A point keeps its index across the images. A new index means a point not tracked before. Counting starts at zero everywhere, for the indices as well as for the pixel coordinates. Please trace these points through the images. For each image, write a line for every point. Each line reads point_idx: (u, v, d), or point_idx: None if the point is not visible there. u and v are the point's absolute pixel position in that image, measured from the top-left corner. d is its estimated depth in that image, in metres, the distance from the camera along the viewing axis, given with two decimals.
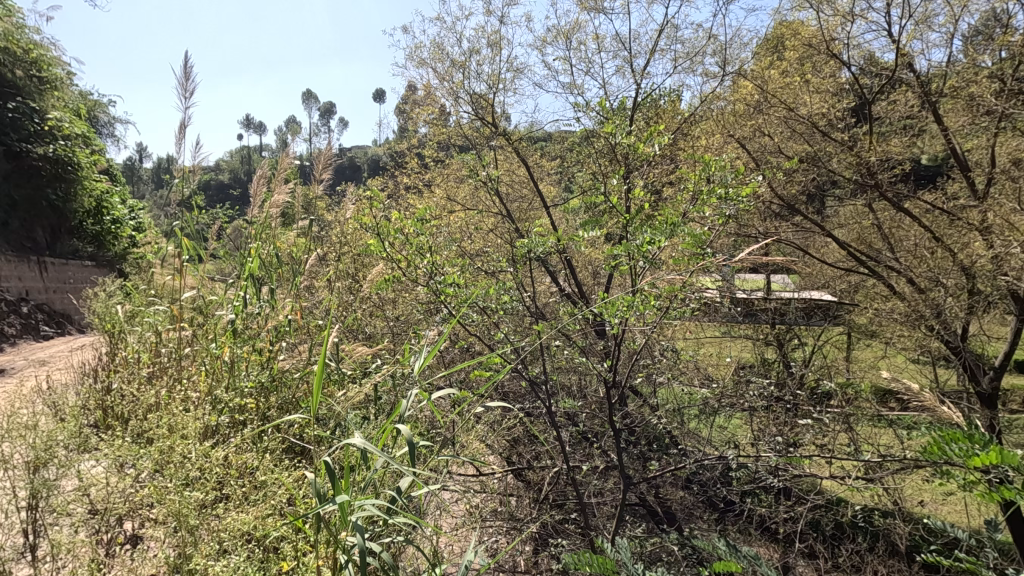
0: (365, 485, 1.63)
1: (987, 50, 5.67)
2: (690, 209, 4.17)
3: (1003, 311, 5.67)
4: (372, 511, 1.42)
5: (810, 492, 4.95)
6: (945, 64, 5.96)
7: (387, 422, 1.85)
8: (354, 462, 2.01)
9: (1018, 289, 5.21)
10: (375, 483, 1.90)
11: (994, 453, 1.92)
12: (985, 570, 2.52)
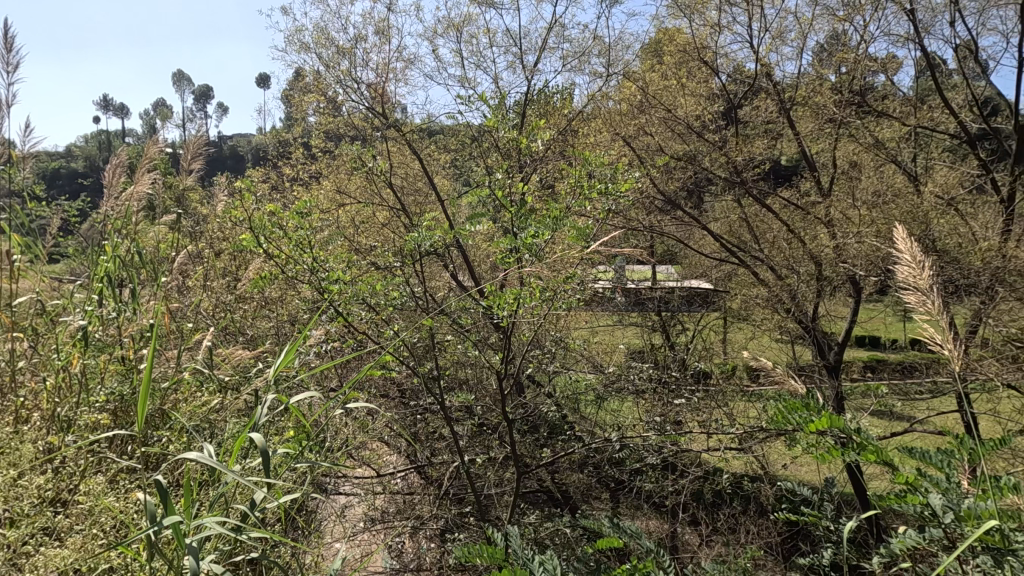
0: (214, 501, 1.48)
1: (828, 65, 6.44)
2: (575, 203, 4.31)
3: (843, 294, 6.49)
4: (213, 531, 1.28)
5: (690, 465, 5.38)
6: (797, 75, 6.68)
7: (240, 430, 1.69)
8: (208, 479, 1.82)
9: (854, 275, 6.01)
10: (234, 496, 1.75)
11: (824, 419, 2.20)
12: (822, 519, 2.87)
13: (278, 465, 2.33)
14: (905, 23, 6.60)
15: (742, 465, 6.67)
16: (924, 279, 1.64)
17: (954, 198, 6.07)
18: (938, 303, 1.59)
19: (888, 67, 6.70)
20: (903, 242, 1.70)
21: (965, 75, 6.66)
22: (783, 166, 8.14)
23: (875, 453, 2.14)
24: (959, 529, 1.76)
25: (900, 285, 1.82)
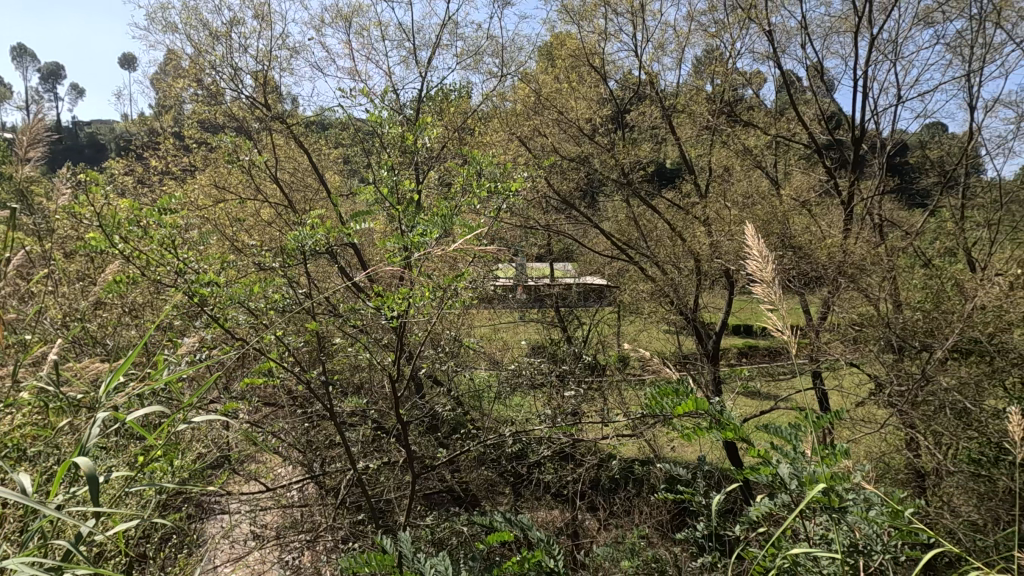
0: (33, 538, 1.30)
1: (702, 76, 6.98)
2: (466, 202, 4.29)
3: (717, 287, 7.08)
4: (24, 574, 1.11)
5: (586, 454, 5.60)
6: (676, 84, 7.17)
7: (67, 454, 1.48)
8: (36, 514, 1.58)
9: (726, 269, 6.59)
10: (65, 531, 1.54)
11: (691, 402, 2.39)
12: (697, 495, 3.12)
13: (105, 490, 2.05)
14: (765, 42, 7.31)
15: (634, 450, 7.09)
16: (770, 272, 1.82)
17: (806, 200, 6.84)
18: (780, 294, 1.78)
19: (752, 81, 7.41)
20: (753, 239, 1.86)
21: (814, 91, 7.54)
22: (666, 168, 8.72)
23: (733, 431, 2.37)
24: (801, 491, 1.99)
25: (752, 278, 2.01)
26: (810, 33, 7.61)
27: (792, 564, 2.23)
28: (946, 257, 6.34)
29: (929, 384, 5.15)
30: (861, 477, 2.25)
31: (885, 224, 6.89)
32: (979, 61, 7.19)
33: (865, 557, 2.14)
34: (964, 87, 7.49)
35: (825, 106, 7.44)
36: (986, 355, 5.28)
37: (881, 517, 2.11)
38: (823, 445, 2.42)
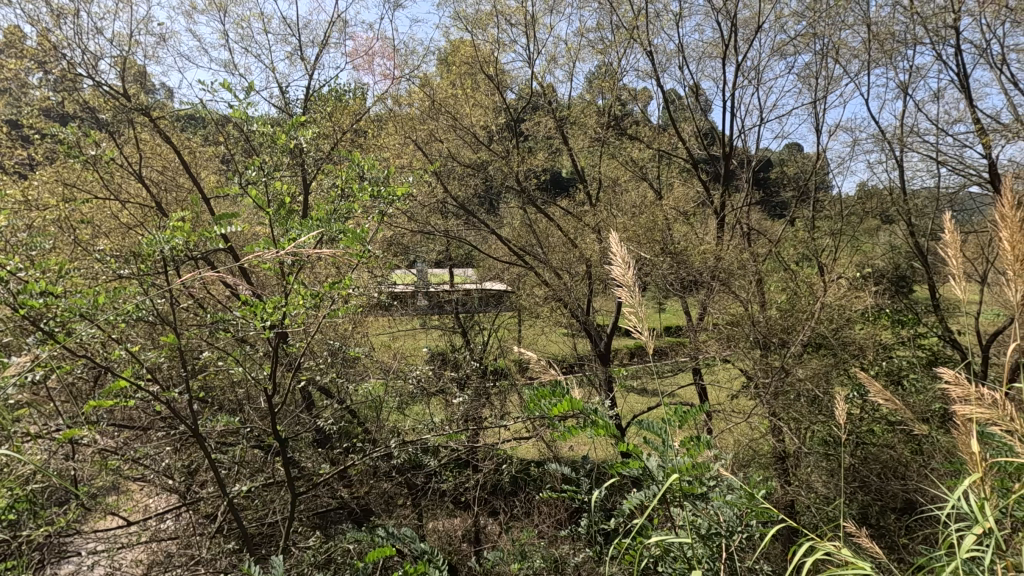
0: None
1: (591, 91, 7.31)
2: (348, 206, 4.08)
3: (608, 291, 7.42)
4: None
5: (484, 459, 5.61)
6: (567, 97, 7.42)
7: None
8: None
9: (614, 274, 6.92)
10: None
11: (565, 402, 2.51)
12: (582, 493, 3.23)
13: None
14: (646, 61, 7.79)
15: (533, 451, 7.22)
16: (631, 277, 1.93)
17: (684, 210, 7.38)
18: (640, 298, 1.90)
19: (637, 97, 7.87)
20: (618, 247, 1.95)
21: (690, 110, 8.16)
22: (560, 176, 9.00)
23: (603, 428, 2.51)
24: (664, 483, 2.16)
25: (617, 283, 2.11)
26: (686, 56, 8.24)
27: (663, 551, 2.41)
28: (800, 262, 7.14)
29: (785, 375, 5.75)
30: (721, 465, 2.48)
31: (751, 232, 7.63)
32: (822, 92, 8.19)
33: (723, 538, 2.36)
34: (811, 113, 8.51)
35: (700, 124, 8.08)
36: (830, 349, 6.00)
37: (737, 502, 2.34)
38: (688, 439, 2.64)
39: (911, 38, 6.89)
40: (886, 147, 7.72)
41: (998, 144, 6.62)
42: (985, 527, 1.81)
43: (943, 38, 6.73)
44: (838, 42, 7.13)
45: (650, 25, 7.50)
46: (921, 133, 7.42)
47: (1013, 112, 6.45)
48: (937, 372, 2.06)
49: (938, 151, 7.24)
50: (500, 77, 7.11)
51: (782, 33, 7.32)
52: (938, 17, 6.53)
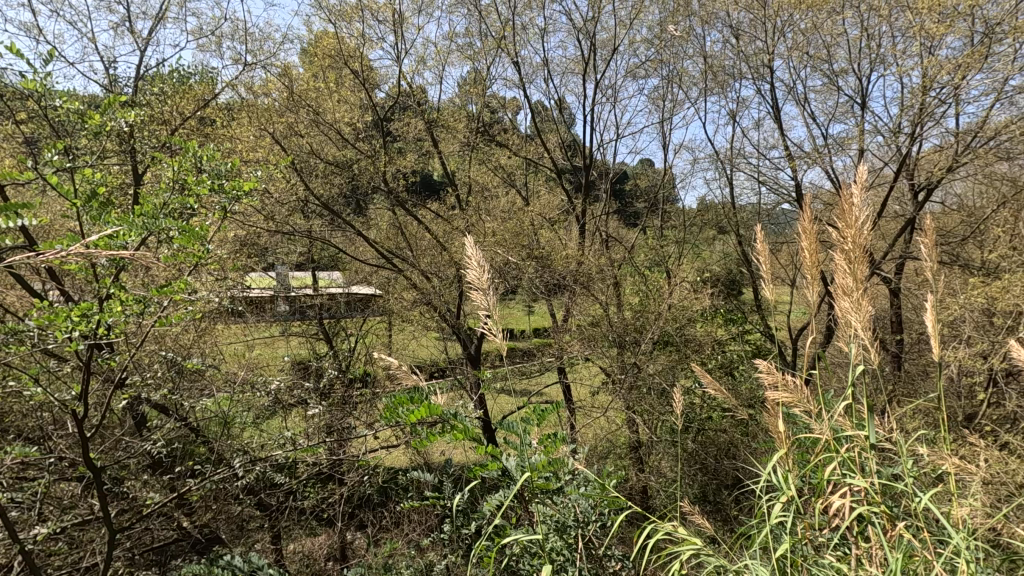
0: None
1: (460, 96, 7.34)
2: (182, 202, 3.61)
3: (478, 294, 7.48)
4: None
5: (349, 471, 5.33)
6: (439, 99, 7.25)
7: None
8: None
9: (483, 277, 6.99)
10: None
11: (425, 408, 2.48)
12: (447, 497, 3.20)
13: None
14: (514, 71, 8.01)
15: (402, 459, 7.03)
16: (486, 279, 1.95)
17: (550, 216, 7.69)
18: (494, 301, 1.93)
19: (506, 105, 8.05)
20: (472, 250, 1.96)
21: (555, 121, 8.54)
22: (430, 178, 8.90)
23: (462, 432, 2.52)
24: (520, 482, 2.23)
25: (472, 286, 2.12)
26: (550, 70, 8.62)
27: (523, 548, 2.47)
28: (651, 267, 7.80)
29: (638, 371, 6.23)
30: (575, 459, 2.60)
31: (610, 239, 8.17)
32: (668, 114, 9.06)
33: (575, 530, 2.48)
34: (659, 132, 9.38)
35: (564, 135, 8.49)
36: (676, 346, 6.63)
37: (587, 495, 2.48)
38: (544, 437, 2.74)
39: (737, 73, 7.89)
40: (719, 166, 8.76)
41: (803, 168, 7.83)
42: (788, 496, 2.10)
43: (762, 75, 7.81)
44: (681, 70, 7.93)
45: (517, 36, 7.72)
46: (745, 155, 8.54)
47: (813, 142, 7.68)
48: (751, 364, 2.35)
49: (758, 172, 8.38)
50: (366, 75, 6.68)
51: (634, 57, 7.95)
52: (757, 57, 7.57)
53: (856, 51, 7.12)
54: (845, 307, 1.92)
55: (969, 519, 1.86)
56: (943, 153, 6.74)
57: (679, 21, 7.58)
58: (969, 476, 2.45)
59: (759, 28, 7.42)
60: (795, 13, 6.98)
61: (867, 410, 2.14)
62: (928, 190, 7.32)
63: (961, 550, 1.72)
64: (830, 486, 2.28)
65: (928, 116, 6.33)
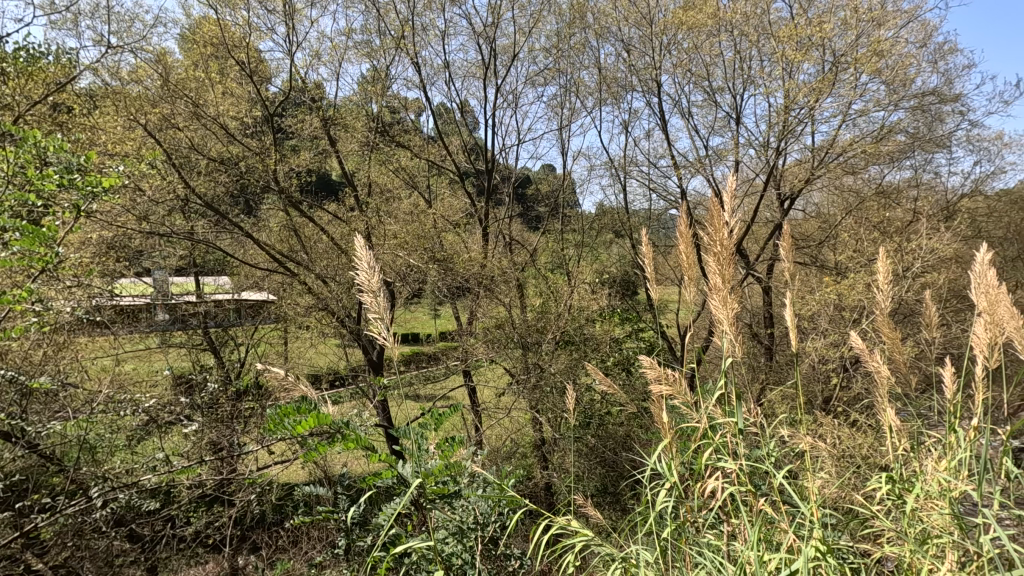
0: None
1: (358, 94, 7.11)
2: (24, 200, 3.14)
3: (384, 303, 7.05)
4: None
5: (238, 492, 4.94)
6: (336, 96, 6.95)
7: None
8: None
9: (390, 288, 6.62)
10: None
11: (314, 417, 2.37)
12: (342, 511, 3.07)
13: None
14: (414, 72, 7.87)
15: (299, 474, 6.63)
16: (376, 281, 1.89)
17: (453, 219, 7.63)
18: (385, 303, 1.88)
19: (407, 105, 7.86)
20: (362, 249, 1.89)
21: (457, 124, 8.52)
22: (326, 178, 8.41)
23: (354, 440, 2.43)
24: (413, 488, 2.19)
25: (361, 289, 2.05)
26: (451, 72, 8.55)
27: (420, 556, 2.43)
28: (553, 269, 8.01)
29: (541, 371, 6.37)
30: (473, 462, 2.60)
31: (512, 242, 8.27)
32: (566, 121, 9.37)
33: (470, 533, 2.49)
34: (558, 138, 9.68)
35: (466, 138, 8.49)
36: (576, 345, 6.86)
37: (484, 497, 2.50)
38: (441, 442, 2.73)
39: (629, 85, 8.35)
40: (614, 173, 9.20)
41: (688, 176, 8.44)
42: (670, 483, 2.24)
43: (651, 88, 8.32)
44: (578, 79, 8.24)
45: (416, 37, 7.59)
46: (637, 163, 9.05)
47: (696, 153, 8.30)
48: (638, 360, 2.48)
49: (648, 179, 8.92)
50: (258, 68, 6.14)
51: (534, 64, 8.14)
52: (646, 71, 8.07)
53: (731, 71, 7.80)
54: (716, 305, 2.08)
55: (819, 490, 2.11)
56: (803, 167, 7.57)
57: (575, 33, 7.89)
58: (823, 454, 2.76)
59: (648, 44, 7.91)
60: (679, 33, 7.53)
61: (736, 399, 2.34)
62: (791, 199, 8.20)
63: (813, 518, 1.94)
64: (707, 471, 2.48)
65: (790, 133, 7.09)
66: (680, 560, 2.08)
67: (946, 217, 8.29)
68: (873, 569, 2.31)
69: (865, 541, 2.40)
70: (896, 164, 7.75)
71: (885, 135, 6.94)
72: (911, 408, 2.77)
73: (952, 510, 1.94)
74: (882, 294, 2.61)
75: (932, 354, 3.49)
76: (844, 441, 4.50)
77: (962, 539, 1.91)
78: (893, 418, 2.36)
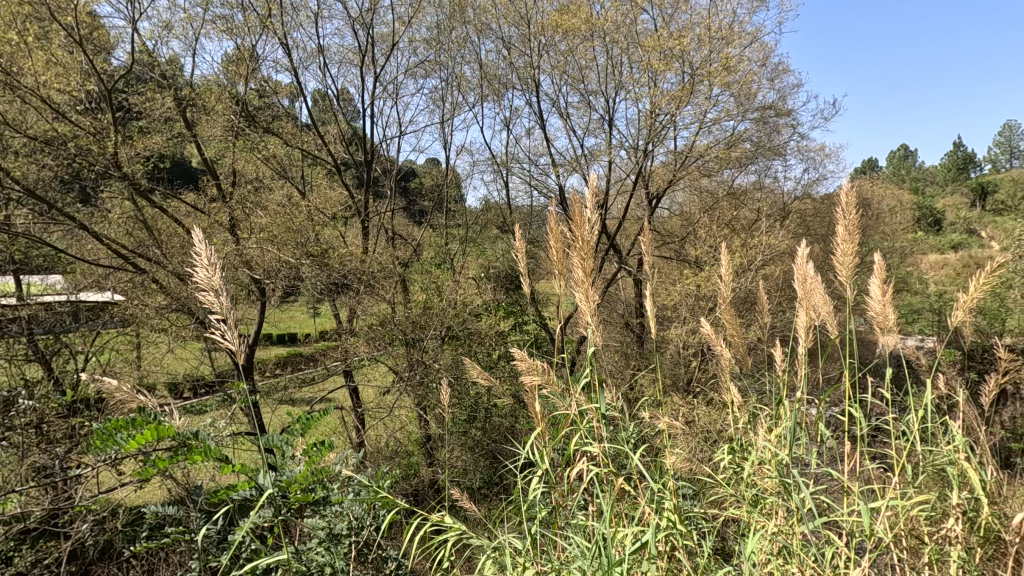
0: None
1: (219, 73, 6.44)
2: None
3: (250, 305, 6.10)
4: None
5: (72, 523, 4.26)
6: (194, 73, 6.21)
7: None
8: None
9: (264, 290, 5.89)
10: None
11: (152, 430, 2.12)
12: (192, 532, 2.74)
13: None
14: (283, 55, 7.32)
15: (153, 495, 5.91)
16: (216, 280, 1.71)
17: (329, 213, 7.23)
18: (226, 303, 1.70)
19: (277, 90, 7.27)
20: (199, 245, 1.71)
21: (334, 113, 8.07)
22: (183, 165, 7.43)
23: (199, 452, 2.21)
24: (268, 493, 2.01)
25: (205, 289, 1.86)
26: (325, 58, 8.07)
27: (284, 569, 2.25)
28: (436, 265, 7.92)
29: (426, 368, 6.28)
30: (342, 465, 2.47)
31: (394, 237, 8.04)
32: (448, 115, 9.29)
33: (341, 540, 2.38)
34: (440, 132, 9.57)
35: (343, 128, 8.09)
36: (461, 341, 6.86)
37: (355, 500, 2.41)
38: (309, 446, 2.59)
39: (509, 83, 8.49)
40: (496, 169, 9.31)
41: (566, 175, 8.78)
42: (542, 469, 2.30)
43: (530, 87, 8.53)
44: (459, 74, 8.21)
45: (284, 17, 7.05)
46: (518, 160, 9.24)
47: (572, 153, 8.67)
48: (512, 353, 2.50)
49: (529, 176, 9.15)
50: (92, 36, 5.30)
51: (414, 55, 7.95)
52: (525, 70, 8.24)
53: (604, 76, 8.24)
54: (580, 297, 2.18)
55: (673, 466, 2.29)
56: (667, 169, 8.23)
57: (455, 27, 7.85)
58: (680, 433, 3.01)
59: (527, 44, 8.09)
60: (556, 35, 7.79)
61: (600, 385, 2.46)
62: (658, 198, 8.86)
63: (669, 489, 2.09)
64: (576, 456, 2.59)
65: (656, 136, 7.66)
66: (551, 543, 2.15)
67: (781, 217, 9.47)
68: (720, 531, 2.56)
69: (713, 507, 2.66)
70: (743, 169, 8.70)
71: (734, 142, 7.75)
72: (750, 385, 3.13)
73: (779, 473, 2.21)
74: (726, 285, 2.93)
75: (768, 337, 3.97)
76: (702, 419, 4.97)
77: (788, 498, 2.18)
78: (735, 396, 2.62)
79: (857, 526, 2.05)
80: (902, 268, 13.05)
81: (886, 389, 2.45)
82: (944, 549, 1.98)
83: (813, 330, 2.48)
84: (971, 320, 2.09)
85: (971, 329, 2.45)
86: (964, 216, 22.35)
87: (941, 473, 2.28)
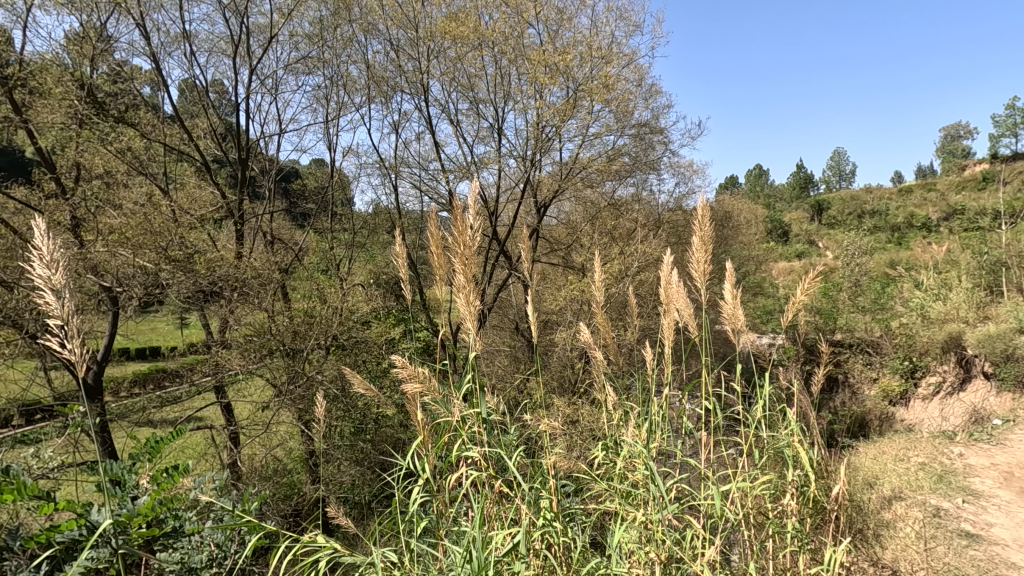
0: None
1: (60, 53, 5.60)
2: None
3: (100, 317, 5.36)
4: None
5: None
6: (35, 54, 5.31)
7: None
8: None
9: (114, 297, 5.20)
10: None
11: None
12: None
13: None
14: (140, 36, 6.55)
15: None
16: (58, 280, 1.40)
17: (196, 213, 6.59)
18: (70, 307, 1.39)
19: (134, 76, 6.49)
20: (37, 237, 1.39)
21: (202, 106, 7.39)
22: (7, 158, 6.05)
23: (14, 492, 1.85)
24: (106, 531, 1.74)
25: (40, 293, 1.52)
26: (192, 45, 7.36)
27: None
28: (320, 271, 7.53)
29: (308, 380, 5.94)
30: (197, 491, 2.23)
31: (272, 241, 7.53)
32: (332, 115, 8.89)
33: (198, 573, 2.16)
34: (323, 132, 9.14)
35: (213, 122, 7.42)
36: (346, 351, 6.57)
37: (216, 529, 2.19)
38: (158, 473, 2.32)
39: (397, 86, 8.32)
40: (385, 173, 9.08)
41: (455, 181, 8.79)
42: (422, 479, 2.25)
43: (419, 92, 8.43)
44: (344, 73, 7.90)
45: None
46: (407, 165, 9.07)
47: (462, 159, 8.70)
48: (392, 360, 2.42)
49: (419, 181, 9.02)
50: None
51: (295, 50, 7.51)
52: (413, 75, 8.13)
53: (492, 86, 8.34)
54: (463, 302, 2.16)
55: (550, 465, 2.35)
56: (553, 178, 8.55)
57: (340, 24, 7.56)
58: (559, 433, 3.12)
59: (415, 48, 7.98)
60: (444, 41, 7.78)
61: (480, 389, 2.45)
62: (545, 207, 9.17)
63: (545, 487, 2.15)
64: (457, 463, 2.57)
65: (542, 147, 7.93)
66: (431, 554, 2.10)
67: (655, 227, 10.23)
68: (597, 524, 2.69)
69: (590, 503, 2.78)
70: (624, 181, 9.27)
71: (614, 156, 8.22)
72: (623, 385, 3.32)
73: (647, 466, 2.36)
74: (600, 292, 3.09)
75: (640, 340, 4.24)
76: (585, 418, 5.22)
77: (653, 488, 2.32)
78: (609, 396, 2.76)
79: (713, 508, 2.24)
80: (755, 274, 14.68)
81: (737, 383, 2.71)
82: (782, 522, 2.22)
83: (676, 331, 2.68)
84: (804, 318, 2.38)
85: (805, 328, 2.79)
86: (805, 228, 25.67)
87: (780, 455, 2.56)
